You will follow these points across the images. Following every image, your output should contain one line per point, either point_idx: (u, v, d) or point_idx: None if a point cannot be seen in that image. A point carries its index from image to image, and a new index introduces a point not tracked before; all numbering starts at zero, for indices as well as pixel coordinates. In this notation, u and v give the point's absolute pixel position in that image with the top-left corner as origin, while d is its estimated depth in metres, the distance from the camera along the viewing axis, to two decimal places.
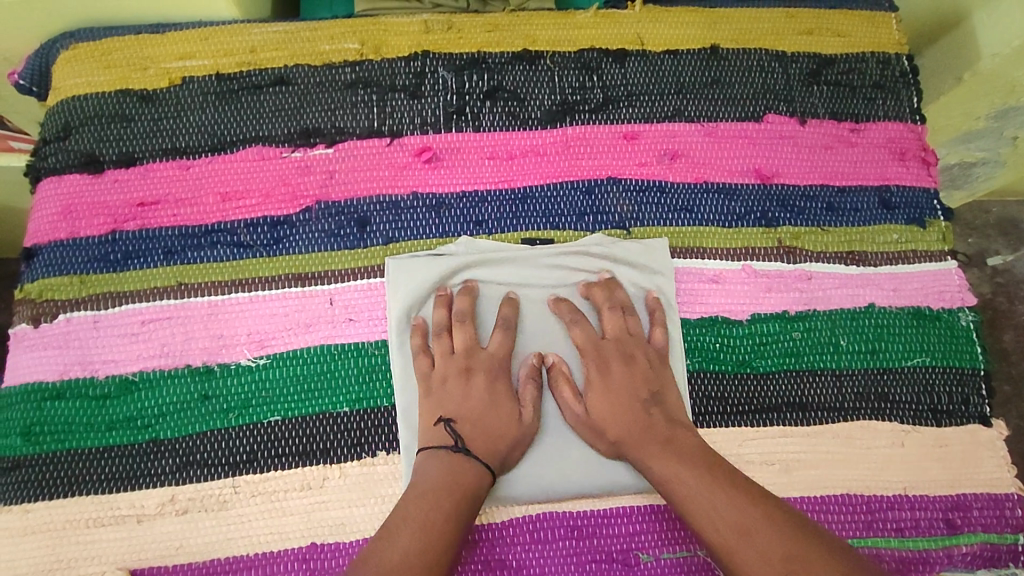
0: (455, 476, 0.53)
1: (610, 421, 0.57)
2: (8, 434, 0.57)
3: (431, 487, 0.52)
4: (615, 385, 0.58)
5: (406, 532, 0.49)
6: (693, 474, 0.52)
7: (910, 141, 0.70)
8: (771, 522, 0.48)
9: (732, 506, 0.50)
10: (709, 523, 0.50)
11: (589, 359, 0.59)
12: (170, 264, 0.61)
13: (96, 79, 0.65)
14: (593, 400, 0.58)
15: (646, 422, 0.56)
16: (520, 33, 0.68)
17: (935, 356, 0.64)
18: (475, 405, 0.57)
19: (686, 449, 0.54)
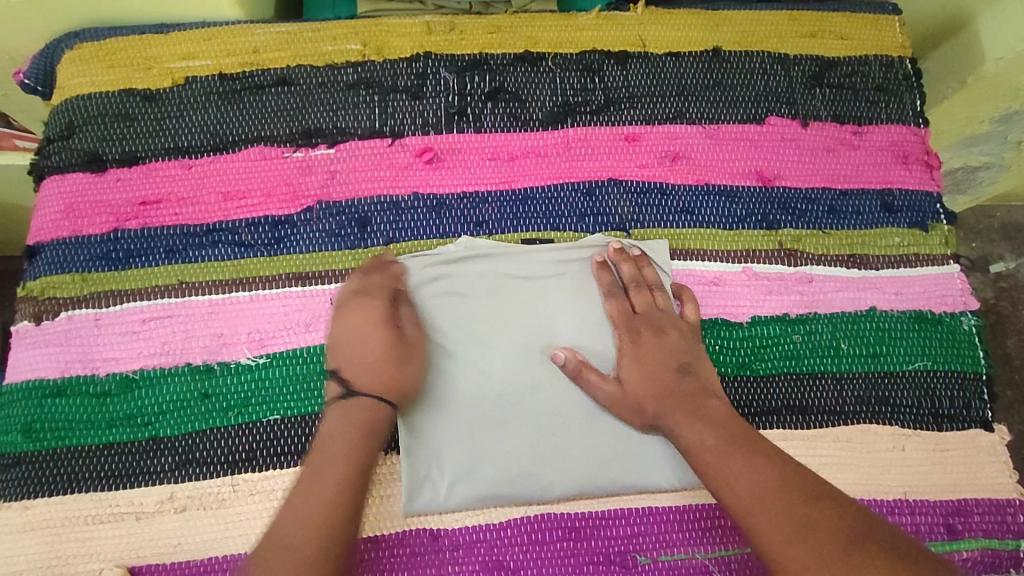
0: (350, 424, 0.52)
1: (646, 391, 0.56)
2: (9, 431, 0.57)
3: (324, 440, 0.52)
4: (648, 357, 0.57)
5: (303, 491, 0.49)
6: (717, 442, 0.51)
7: (912, 144, 0.69)
8: (788, 496, 0.48)
9: (756, 476, 0.49)
10: (729, 493, 0.49)
11: (622, 331, 0.58)
12: (171, 263, 0.61)
13: (100, 79, 0.65)
14: (627, 371, 0.57)
15: (677, 393, 0.55)
16: (522, 35, 0.68)
17: (937, 360, 0.63)
18: (352, 346, 0.55)
19: (709, 418, 0.53)
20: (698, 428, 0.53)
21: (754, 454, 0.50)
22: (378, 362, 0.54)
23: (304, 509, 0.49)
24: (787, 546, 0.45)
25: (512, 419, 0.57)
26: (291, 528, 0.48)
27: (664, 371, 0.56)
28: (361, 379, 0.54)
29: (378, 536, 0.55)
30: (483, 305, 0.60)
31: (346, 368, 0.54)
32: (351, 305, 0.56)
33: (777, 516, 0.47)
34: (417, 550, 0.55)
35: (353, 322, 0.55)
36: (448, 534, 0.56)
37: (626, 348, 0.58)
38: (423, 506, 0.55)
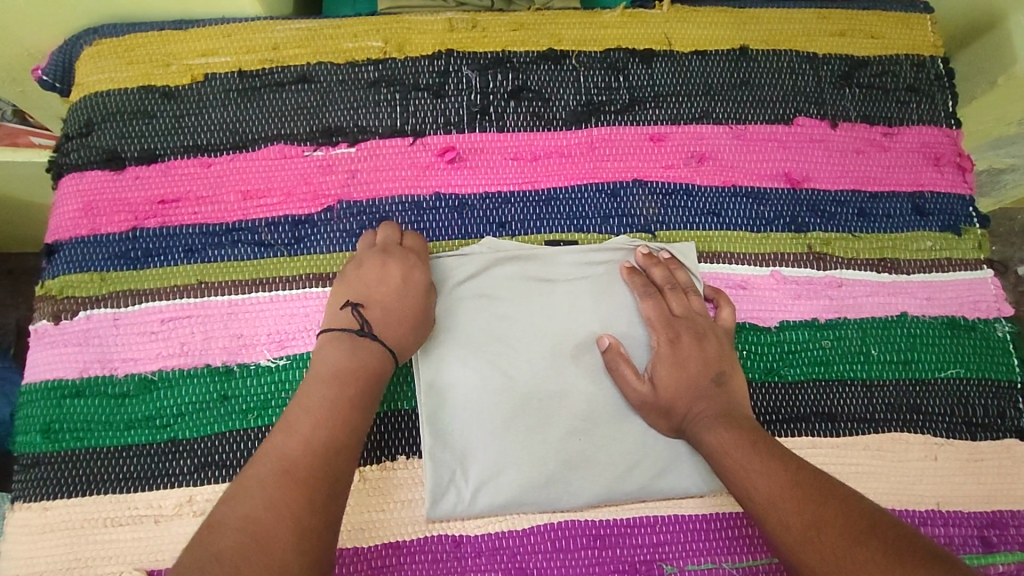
0: (364, 362, 0.50)
1: (677, 394, 0.54)
2: (28, 431, 0.56)
3: (331, 377, 0.49)
4: (685, 361, 0.55)
5: (304, 426, 0.47)
6: (734, 446, 0.50)
7: (945, 146, 0.68)
8: (802, 498, 0.46)
9: (772, 479, 0.47)
10: (746, 497, 0.48)
11: (658, 332, 0.57)
12: (191, 263, 0.60)
13: (119, 75, 0.64)
14: (662, 374, 0.55)
15: (711, 398, 0.54)
16: (545, 32, 0.67)
17: (970, 367, 0.62)
18: (370, 294, 0.54)
19: (735, 421, 0.52)
20: (719, 429, 0.52)
21: (773, 459, 0.49)
22: (401, 316, 0.54)
23: (310, 443, 0.46)
24: (799, 550, 0.43)
25: (539, 422, 0.56)
26: (291, 460, 0.45)
27: (698, 374, 0.55)
28: (383, 326, 0.53)
29: (398, 542, 0.54)
30: (512, 306, 0.59)
31: (370, 308, 0.53)
32: (390, 253, 0.56)
33: (790, 519, 0.45)
34: (439, 557, 0.54)
35: (389, 268, 0.55)
36: (471, 540, 0.55)
37: (664, 351, 0.56)
38: (443, 512, 0.54)
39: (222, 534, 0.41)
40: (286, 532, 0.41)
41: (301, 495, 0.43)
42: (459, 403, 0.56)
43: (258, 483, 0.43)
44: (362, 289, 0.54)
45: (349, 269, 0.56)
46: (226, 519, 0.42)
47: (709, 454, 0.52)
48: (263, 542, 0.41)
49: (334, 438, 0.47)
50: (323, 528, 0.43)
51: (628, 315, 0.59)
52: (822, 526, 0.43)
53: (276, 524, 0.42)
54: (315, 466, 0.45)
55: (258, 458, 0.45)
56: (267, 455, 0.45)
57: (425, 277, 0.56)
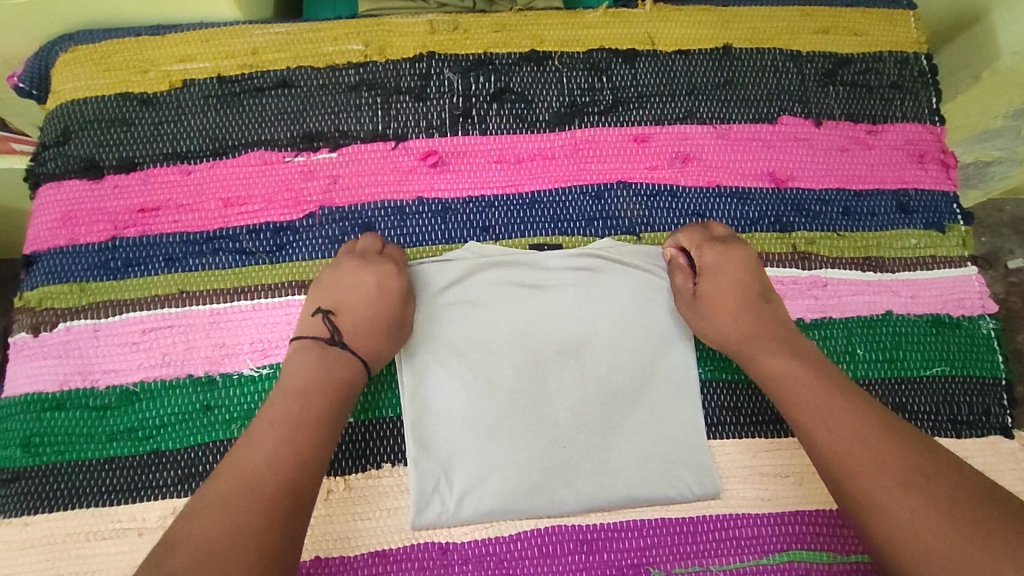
0: (329, 370, 0.52)
1: (727, 321, 0.57)
2: (7, 445, 0.56)
3: (292, 388, 0.51)
4: (726, 278, 0.58)
5: (268, 443, 0.47)
6: (823, 395, 0.51)
7: (929, 143, 0.68)
8: (872, 432, 0.48)
9: (848, 415, 0.49)
10: (827, 430, 0.49)
11: (704, 250, 0.59)
12: (171, 272, 0.60)
13: (96, 82, 0.63)
14: (709, 291, 0.58)
15: (761, 318, 0.57)
16: (528, 33, 0.66)
17: (954, 365, 0.62)
18: (343, 304, 0.56)
19: (799, 350, 0.54)
20: (794, 364, 0.53)
21: (863, 411, 0.49)
22: (369, 328, 0.55)
23: (272, 459, 0.46)
24: (871, 484, 0.46)
25: (524, 427, 0.56)
26: (251, 480, 0.45)
27: (747, 291, 0.58)
28: (354, 335, 0.55)
29: (385, 550, 0.54)
30: (498, 309, 0.58)
31: (340, 317, 0.56)
32: (362, 259, 0.57)
33: (879, 470, 0.46)
34: (425, 564, 0.54)
35: (360, 276, 0.56)
36: (457, 547, 0.55)
37: (710, 268, 0.59)
38: (429, 521, 0.54)
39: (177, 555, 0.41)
40: (241, 548, 0.42)
41: (260, 512, 0.44)
42: (444, 409, 0.56)
43: (230, 484, 0.45)
44: (335, 299, 0.56)
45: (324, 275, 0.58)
46: (198, 518, 0.43)
47: (788, 396, 0.52)
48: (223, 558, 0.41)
49: (293, 453, 0.47)
50: (279, 544, 0.43)
51: (674, 244, 0.61)
52: (917, 480, 0.45)
53: (230, 539, 0.42)
54: (277, 482, 0.45)
55: (218, 477, 0.46)
56: (226, 475, 0.46)
57: (401, 284, 0.57)
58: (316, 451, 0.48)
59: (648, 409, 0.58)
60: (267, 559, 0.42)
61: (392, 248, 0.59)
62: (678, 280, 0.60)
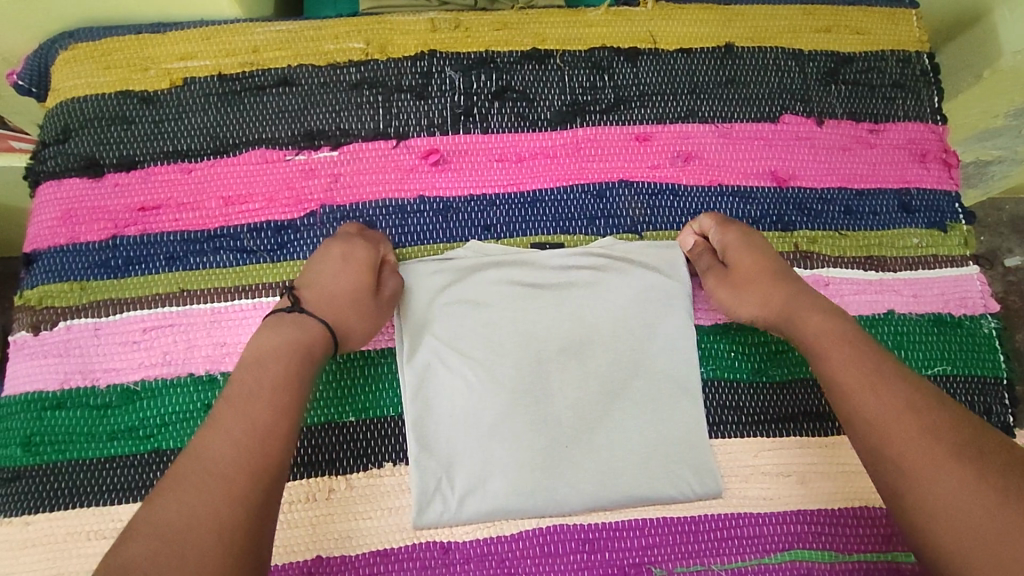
0: (298, 341, 0.50)
1: (766, 291, 0.56)
2: (8, 445, 0.56)
3: (254, 365, 0.48)
4: (753, 252, 0.58)
5: (235, 424, 0.45)
6: (859, 370, 0.49)
7: (930, 142, 0.68)
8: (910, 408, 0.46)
9: (887, 392, 0.47)
10: (869, 407, 0.47)
11: (728, 228, 0.59)
12: (171, 271, 0.59)
13: (97, 80, 0.63)
14: (742, 263, 0.57)
15: (796, 286, 0.56)
16: (530, 31, 0.66)
17: (956, 364, 0.62)
18: (311, 279, 0.55)
19: (836, 316, 0.53)
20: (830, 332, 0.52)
21: (906, 386, 0.48)
22: (338, 300, 0.54)
23: (235, 438, 0.44)
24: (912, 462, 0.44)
25: (527, 426, 0.56)
26: (212, 460, 0.43)
27: (777, 263, 0.57)
28: (320, 304, 0.53)
29: (386, 549, 0.54)
30: (501, 307, 0.58)
31: (307, 290, 0.54)
32: (334, 239, 0.57)
33: (916, 448, 0.44)
34: (427, 564, 0.54)
35: (330, 251, 0.56)
36: (458, 547, 0.54)
37: (735, 243, 0.58)
38: (431, 520, 0.54)
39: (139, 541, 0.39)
40: (209, 532, 0.39)
41: (229, 496, 0.41)
42: (447, 410, 0.56)
43: (192, 466, 0.42)
44: (304, 275, 0.55)
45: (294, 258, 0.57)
46: (160, 504, 0.41)
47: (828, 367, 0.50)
48: (187, 542, 0.39)
49: (257, 430, 0.45)
50: (248, 523, 0.41)
51: (694, 229, 0.61)
52: (962, 456, 0.43)
53: (194, 522, 0.40)
54: (244, 459, 0.43)
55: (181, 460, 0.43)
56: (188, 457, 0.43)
57: (371, 258, 0.56)
58: (282, 425, 0.46)
59: (650, 410, 0.57)
60: (237, 539, 0.40)
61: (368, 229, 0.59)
62: (704, 261, 0.60)
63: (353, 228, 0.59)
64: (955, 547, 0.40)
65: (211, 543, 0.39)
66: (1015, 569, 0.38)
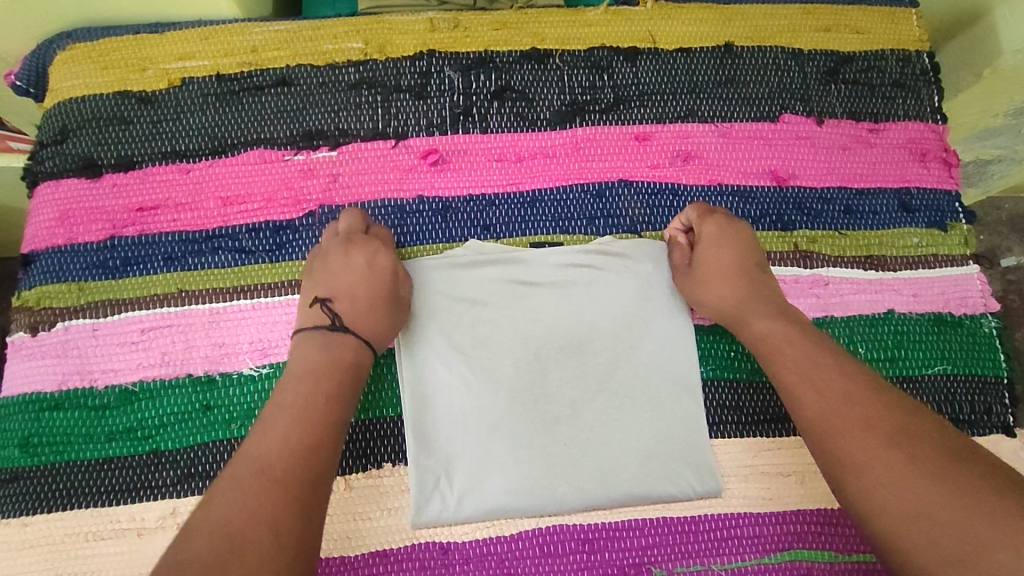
0: (339, 358, 0.51)
1: (726, 289, 0.57)
2: (6, 445, 0.55)
3: (304, 376, 0.50)
4: (726, 247, 0.58)
5: (287, 432, 0.46)
6: (806, 359, 0.51)
7: (930, 142, 0.68)
8: (851, 395, 0.48)
9: (834, 381, 0.49)
10: (813, 394, 0.50)
11: (705, 223, 0.59)
12: (170, 271, 0.59)
13: (94, 81, 0.63)
14: (708, 259, 0.58)
15: (759, 287, 0.57)
16: (528, 31, 0.66)
17: (956, 364, 0.62)
18: (341, 288, 0.55)
19: (791, 318, 0.55)
20: (783, 330, 0.54)
21: (851, 374, 0.50)
22: (372, 309, 0.55)
23: (288, 444, 0.46)
24: (852, 444, 0.46)
25: (526, 424, 0.56)
26: (268, 465, 0.44)
27: (745, 262, 0.58)
28: (353, 316, 0.54)
29: (385, 550, 0.54)
30: (499, 305, 0.58)
31: (338, 302, 0.55)
32: (356, 245, 0.57)
33: (864, 440, 0.46)
34: (426, 564, 0.54)
35: (354, 259, 0.56)
36: (458, 547, 0.54)
37: (705, 240, 0.59)
38: (429, 519, 0.54)
39: (196, 538, 0.40)
40: (265, 531, 0.41)
41: (281, 501, 0.43)
42: (445, 408, 0.56)
43: (245, 472, 0.44)
44: (330, 285, 0.55)
45: (315, 264, 0.57)
46: (214, 504, 0.42)
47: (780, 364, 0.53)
48: (243, 541, 0.40)
49: (311, 440, 0.46)
50: (300, 526, 0.42)
51: (681, 220, 0.62)
52: (899, 440, 0.45)
53: (248, 523, 0.41)
54: (293, 465, 0.45)
55: (236, 464, 0.45)
56: (244, 460, 0.45)
57: (393, 264, 0.57)
58: (330, 436, 0.48)
59: (650, 408, 0.57)
60: (288, 539, 0.41)
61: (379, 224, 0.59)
62: (677, 257, 0.60)
63: (364, 225, 0.59)
64: (894, 530, 0.42)
65: (267, 544, 0.41)
66: (947, 545, 0.40)
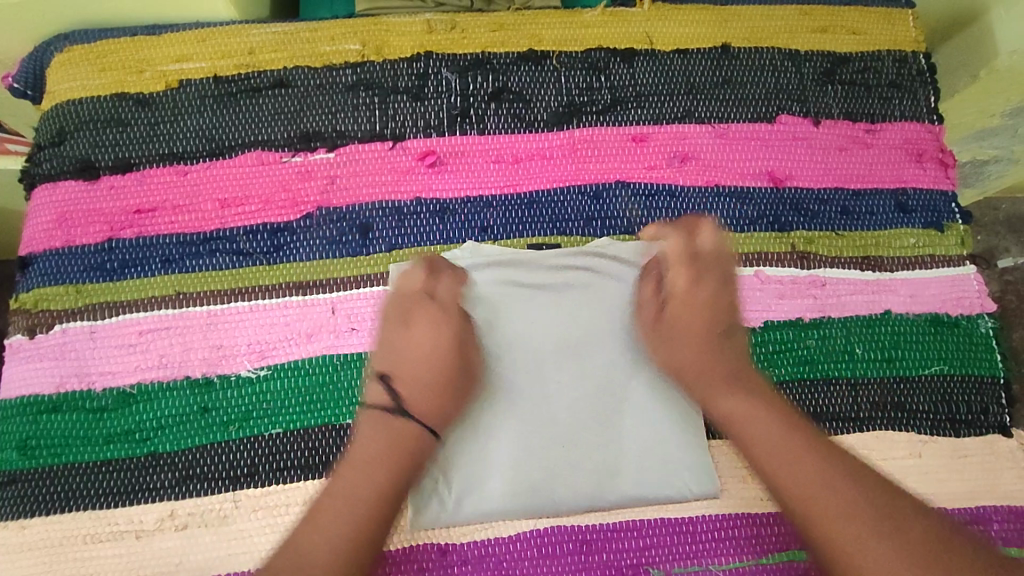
0: (396, 441, 0.52)
1: (688, 352, 0.56)
2: (4, 448, 0.55)
3: (358, 464, 0.51)
4: (693, 308, 0.57)
5: (337, 528, 0.48)
6: (783, 437, 0.51)
7: (927, 142, 0.68)
8: (830, 477, 0.49)
9: (812, 463, 0.50)
10: (791, 477, 0.50)
11: (675, 274, 0.58)
12: (168, 273, 0.59)
13: (91, 83, 0.63)
14: (672, 317, 0.57)
15: (724, 352, 0.56)
16: (525, 32, 0.66)
17: (953, 365, 0.62)
18: (406, 363, 0.55)
19: (756, 390, 0.54)
20: (745, 405, 0.53)
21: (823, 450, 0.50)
22: (435, 389, 0.54)
23: (335, 543, 0.48)
24: (841, 533, 0.47)
25: (523, 428, 0.56)
26: (316, 563, 0.47)
27: (714, 326, 0.57)
28: (415, 395, 0.54)
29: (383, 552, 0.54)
30: (495, 312, 0.58)
31: (401, 379, 0.55)
32: (422, 315, 0.56)
33: (851, 529, 0.47)
34: (425, 566, 0.54)
35: (419, 334, 0.56)
36: (457, 548, 0.54)
37: (676, 298, 0.58)
38: (428, 521, 0.54)
39: None
40: None
41: None
42: None
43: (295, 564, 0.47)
44: (394, 358, 0.55)
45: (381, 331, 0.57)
46: None
47: (748, 444, 0.53)
48: None
49: (357, 538, 0.48)
50: None
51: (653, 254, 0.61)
52: (882, 525, 0.46)
53: None
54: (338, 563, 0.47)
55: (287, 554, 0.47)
56: (293, 552, 0.47)
57: (458, 337, 0.56)
58: (375, 531, 0.49)
59: (646, 410, 0.58)
60: None
61: (442, 285, 0.57)
62: (645, 292, 0.59)
63: (427, 286, 0.57)
64: None
65: None
66: None
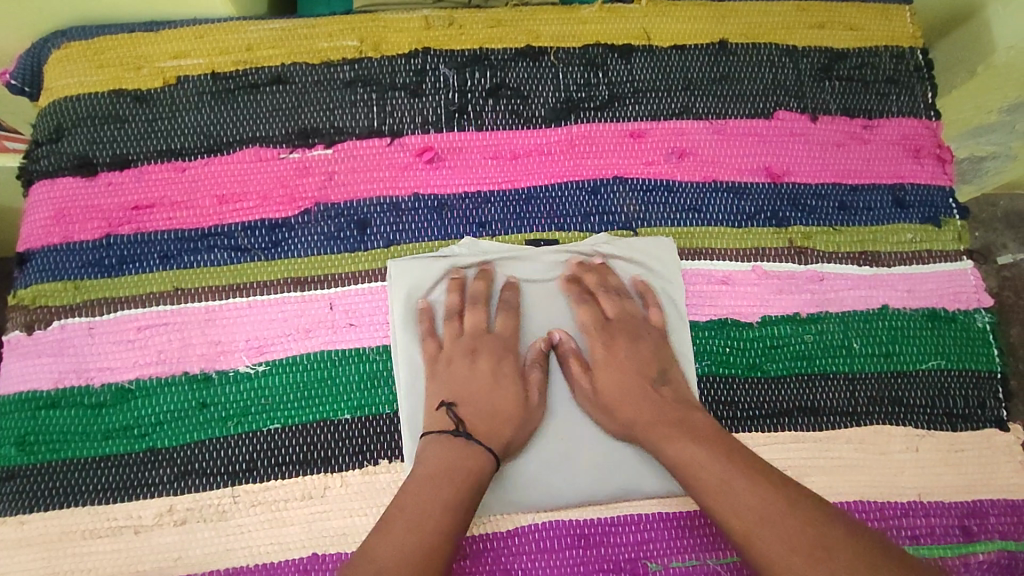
0: (455, 461, 0.51)
1: (627, 412, 0.56)
2: (3, 444, 0.55)
3: (425, 476, 0.50)
4: (622, 364, 0.57)
5: (404, 535, 0.47)
6: (722, 474, 0.50)
7: (924, 138, 0.68)
8: (766, 509, 0.47)
9: (748, 496, 0.48)
10: (734, 514, 0.48)
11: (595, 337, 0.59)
12: (166, 269, 0.59)
13: (89, 79, 0.63)
14: (604, 381, 0.57)
15: (658, 403, 0.56)
16: (523, 29, 0.66)
17: (951, 359, 0.62)
18: (466, 391, 0.56)
19: (693, 432, 0.53)
20: (692, 449, 0.52)
21: (758, 482, 0.49)
22: (500, 414, 0.55)
23: (403, 548, 0.46)
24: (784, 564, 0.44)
25: None
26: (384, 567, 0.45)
27: (640, 381, 0.57)
28: (478, 421, 0.54)
29: None
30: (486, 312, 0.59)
31: (463, 406, 0.55)
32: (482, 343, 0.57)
33: (793, 563, 0.44)
34: None
35: (479, 362, 0.57)
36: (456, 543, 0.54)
37: (600, 358, 0.58)
38: None
39: None
40: None
41: None
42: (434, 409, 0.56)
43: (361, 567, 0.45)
44: (454, 387, 0.56)
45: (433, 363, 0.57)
46: None
47: (698, 488, 0.51)
48: None
49: (426, 547, 0.46)
50: None
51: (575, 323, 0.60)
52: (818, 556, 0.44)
53: None
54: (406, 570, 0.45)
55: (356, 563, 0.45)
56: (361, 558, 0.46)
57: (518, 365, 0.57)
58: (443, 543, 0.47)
59: None
60: None
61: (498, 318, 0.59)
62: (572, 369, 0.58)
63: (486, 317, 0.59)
64: None
65: None
66: None
